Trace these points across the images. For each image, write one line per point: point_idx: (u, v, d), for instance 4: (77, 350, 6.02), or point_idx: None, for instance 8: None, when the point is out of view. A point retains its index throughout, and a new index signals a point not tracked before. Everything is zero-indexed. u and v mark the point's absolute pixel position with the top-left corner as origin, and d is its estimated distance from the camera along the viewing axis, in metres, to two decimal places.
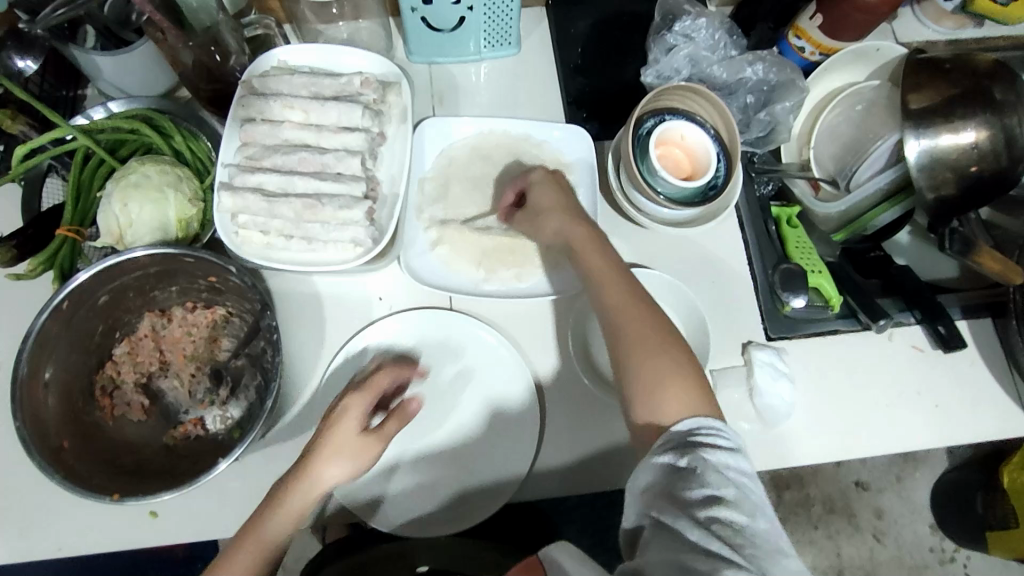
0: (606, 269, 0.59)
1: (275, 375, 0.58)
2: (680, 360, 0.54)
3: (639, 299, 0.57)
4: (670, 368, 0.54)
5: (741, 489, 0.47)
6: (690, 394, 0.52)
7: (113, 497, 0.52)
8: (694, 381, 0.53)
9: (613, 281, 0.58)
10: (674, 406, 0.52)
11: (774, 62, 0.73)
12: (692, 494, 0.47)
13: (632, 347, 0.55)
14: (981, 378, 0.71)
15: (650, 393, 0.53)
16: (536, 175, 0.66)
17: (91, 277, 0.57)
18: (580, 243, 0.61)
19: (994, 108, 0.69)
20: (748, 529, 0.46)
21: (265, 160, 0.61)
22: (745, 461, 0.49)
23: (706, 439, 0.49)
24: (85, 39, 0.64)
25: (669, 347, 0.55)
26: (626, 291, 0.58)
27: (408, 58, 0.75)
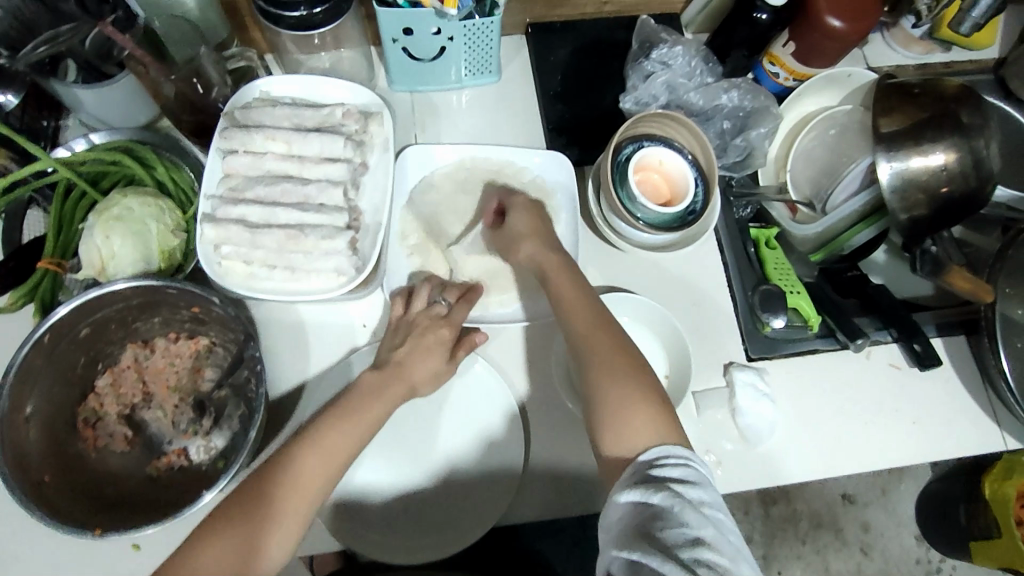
0: (576, 297, 0.61)
1: (259, 404, 0.58)
2: (644, 388, 0.56)
3: (605, 324, 0.59)
4: (632, 391, 0.56)
5: (718, 527, 0.47)
6: (656, 421, 0.54)
7: (94, 533, 0.52)
8: (660, 409, 0.55)
9: (581, 307, 0.60)
10: (638, 429, 0.54)
11: (749, 89, 0.75)
12: (671, 535, 0.46)
13: (601, 375, 0.57)
14: (957, 395, 0.73)
15: (616, 415, 0.55)
16: (519, 199, 0.68)
17: (72, 310, 0.56)
18: (553, 269, 0.63)
19: (962, 131, 0.72)
20: (732, 571, 0.45)
21: (248, 192, 0.61)
22: (714, 497, 0.49)
23: (673, 475, 0.50)
24: (66, 73, 0.64)
25: (636, 374, 0.57)
26: (593, 319, 0.60)
27: (390, 86, 0.76)
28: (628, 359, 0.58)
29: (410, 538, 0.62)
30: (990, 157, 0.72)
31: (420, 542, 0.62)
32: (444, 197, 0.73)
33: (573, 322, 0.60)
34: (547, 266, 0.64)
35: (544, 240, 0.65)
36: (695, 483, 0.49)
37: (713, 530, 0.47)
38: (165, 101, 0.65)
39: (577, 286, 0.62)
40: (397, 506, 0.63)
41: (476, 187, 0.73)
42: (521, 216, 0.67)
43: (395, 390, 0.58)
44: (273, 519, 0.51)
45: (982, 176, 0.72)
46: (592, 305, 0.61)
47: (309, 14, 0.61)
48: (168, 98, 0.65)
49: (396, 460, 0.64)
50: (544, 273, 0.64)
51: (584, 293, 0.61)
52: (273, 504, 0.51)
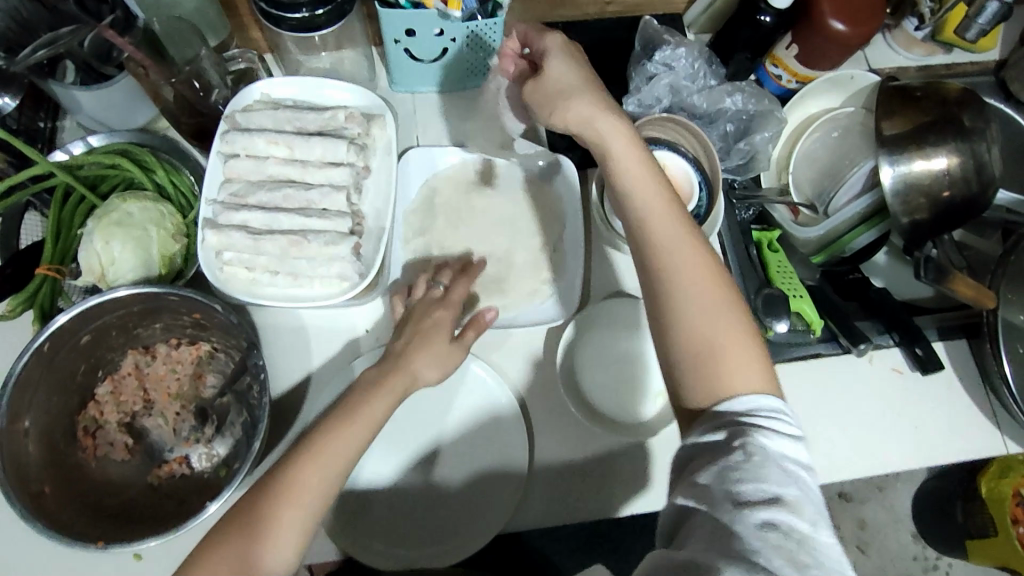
0: (659, 206, 0.54)
1: (263, 413, 0.57)
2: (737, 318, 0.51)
3: (693, 240, 0.53)
4: (727, 326, 0.50)
5: (802, 490, 0.44)
6: (745, 364, 0.49)
7: (97, 544, 0.52)
8: (751, 351, 0.50)
9: (664, 219, 0.53)
10: (738, 374, 0.48)
11: (753, 93, 0.75)
12: (747, 489, 0.43)
13: (686, 298, 0.51)
14: (957, 398, 0.73)
15: (711, 357, 0.49)
16: (551, 42, 0.58)
17: (72, 317, 0.56)
18: (627, 161, 0.55)
19: (964, 135, 0.72)
20: (808, 539, 0.42)
21: (250, 197, 0.60)
22: (803, 454, 0.45)
23: (762, 423, 0.46)
24: (65, 75, 0.64)
25: (724, 300, 0.51)
26: (677, 232, 0.53)
27: (391, 87, 0.75)
28: (717, 282, 0.51)
29: (415, 545, 0.62)
30: (992, 160, 0.72)
31: (424, 546, 0.62)
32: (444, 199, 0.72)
33: (651, 234, 0.53)
34: (619, 158, 0.55)
35: (608, 109, 0.55)
36: (782, 434, 0.45)
37: (795, 491, 0.43)
38: (164, 104, 0.64)
39: (657, 192, 0.54)
40: (407, 517, 0.63)
41: (479, 191, 0.73)
42: (565, 73, 0.56)
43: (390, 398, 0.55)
44: (267, 538, 0.48)
45: (984, 180, 0.72)
46: (678, 217, 0.53)
47: (311, 16, 0.60)
48: (167, 100, 0.64)
49: (400, 465, 0.64)
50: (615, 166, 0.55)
51: (664, 200, 0.54)
52: (268, 522, 0.49)
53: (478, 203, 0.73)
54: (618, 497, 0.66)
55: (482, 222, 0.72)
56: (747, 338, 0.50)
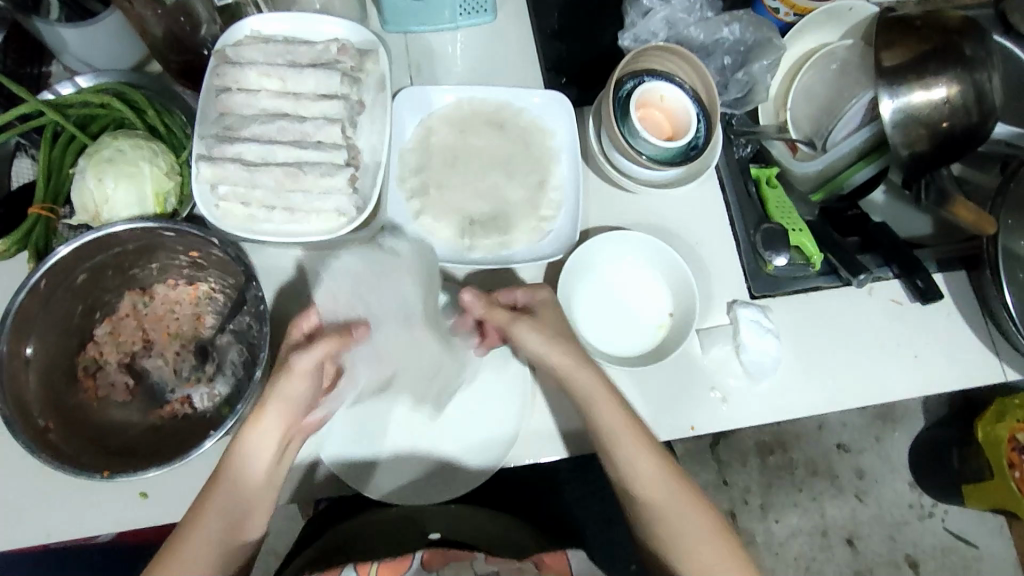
0: (642, 459, 0.58)
1: (263, 345, 0.57)
2: (703, 512, 0.58)
3: (671, 470, 0.58)
4: (697, 527, 0.57)
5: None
6: (719, 548, 0.57)
7: (103, 475, 0.52)
8: (718, 540, 0.57)
9: (658, 480, 0.58)
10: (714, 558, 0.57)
11: (751, 22, 0.74)
12: None
13: (661, 511, 0.57)
14: (957, 328, 0.73)
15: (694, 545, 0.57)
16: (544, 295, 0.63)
17: (71, 252, 0.55)
18: (603, 405, 0.58)
19: (965, 63, 0.71)
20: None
21: (243, 130, 0.60)
22: None
23: None
24: (48, 12, 0.62)
25: (697, 512, 0.58)
26: (657, 477, 0.58)
27: (383, 27, 0.74)
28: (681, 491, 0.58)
29: (419, 484, 0.62)
30: (993, 90, 0.71)
31: (424, 483, 0.62)
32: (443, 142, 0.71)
33: (632, 467, 0.58)
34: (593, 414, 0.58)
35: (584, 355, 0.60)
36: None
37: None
38: (152, 40, 0.63)
39: (630, 432, 0.58)
40: (407, 463, 0.62)
41: (477, 132, 0.71)
42: (550, 320, 0.61)
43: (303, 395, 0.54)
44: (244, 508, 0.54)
45: (985, 110, 0.71)
46: (656, 459, 0.58)
47: None
48: (155, 36, 0.63)
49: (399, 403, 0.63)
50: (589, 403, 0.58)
51: (629, 425, 0.58)
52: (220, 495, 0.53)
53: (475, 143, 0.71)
54: None
55: (480, 161, 0.71)
56: (712, 524, 0.58)
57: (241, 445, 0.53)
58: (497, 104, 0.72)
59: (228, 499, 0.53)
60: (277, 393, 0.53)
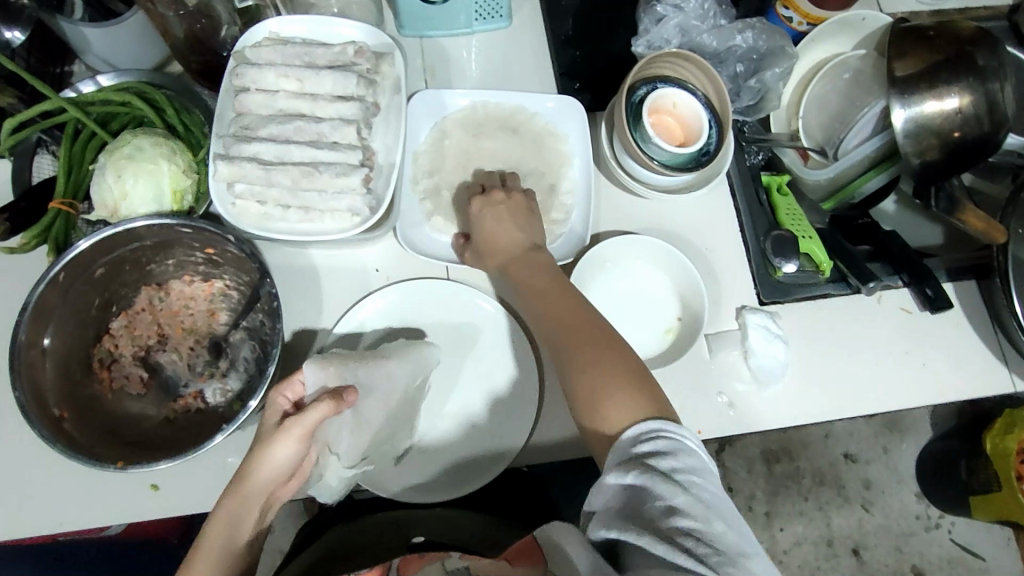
0: (547, 292, 0.60)
1: (276, 342, 0.58)
2: (615, 355, 0.55)
3: (577, 311, 0.59)
4: (612, 368, 0.54)
5: (695, 492, 0.46)
6: (626, 381, 0.53)
7: (116, 465, 0.52)
8: (625, 372, 0.54)
9: (562, 311, 0.59)
10: (627, 405, 0.52)
11: (763, 30, 0.74)
12: (652, 508, 0.46)
13: (571, 347, 0.56)
14: (966, 338, 0.73)
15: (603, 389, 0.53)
16: (473, 205, 0.66)
17: (90, 245, 0.56)
18: (515, 262, 0.63)
19: (977, 73, 0.71)
20: (711, 534, 0.44)
21: (261, 130, 0.61)
22: (694, 462, 0.48)
23: (648, 446, 0.48)
24: (73, 11, 0.64)
25: (607, 350, 0.56)
26: (564, 311, 0.59)
27: (399, 31, 0.75)
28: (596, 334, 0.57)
29: (427, 487, 0.62)
30: (1005, 100, 0.71)
31: (430, 486, 0.62)
32: (455, 145, 0.72)
33: (539, 305, 0.60)
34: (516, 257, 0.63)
35: (502, 223, 0.64)
36: (665, 444, 0.48)
37: (691, 498, 0.46)
38: (173, 40, 0.64)
39: (538, 272, 0.62)
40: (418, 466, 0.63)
41: (490, 136, 0.72)
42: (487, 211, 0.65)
43: (295, 446, 0.51)
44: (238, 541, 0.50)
45: (997, 120, 0.71)
46: (564, 299, 0.60)
47: None
48: (177, 37, 0.64)
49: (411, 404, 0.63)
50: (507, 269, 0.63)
51: (530, 266, 0.62)
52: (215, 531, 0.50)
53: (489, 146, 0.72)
54: None
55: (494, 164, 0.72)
56: (624, 364, 0.55)
57: (233, 499, 0.50)
58: (513, 110, 0.73)
59: (222, 532, 0.49)
60: (268, 447, 0.51)
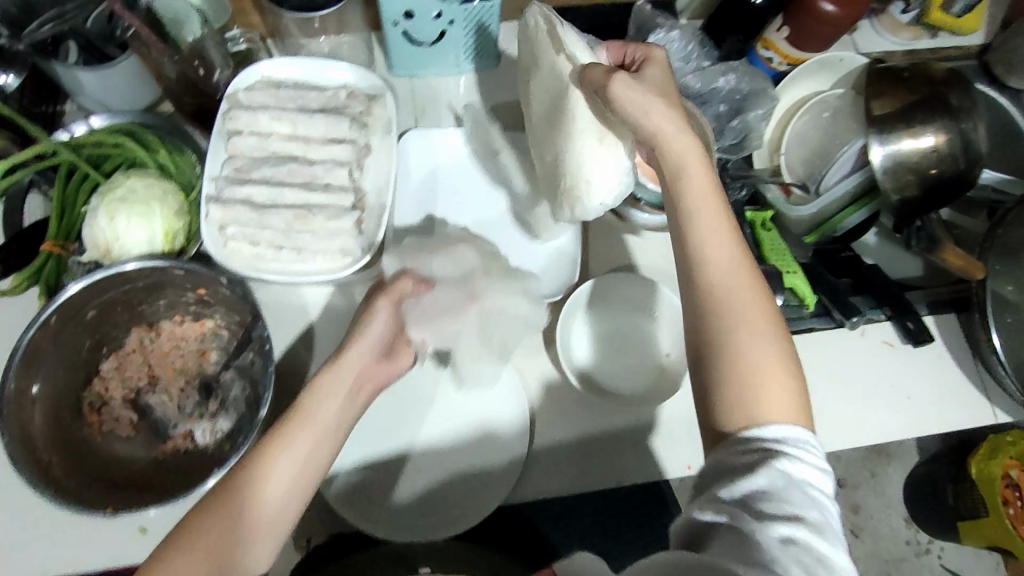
0: (717, 217, 0.50)
1: (266, 385, 0.58)
2: (780, 342, 0.48)
3: (747, 262, 0.50)
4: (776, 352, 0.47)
5: (823, 511, 0.42)
6: (781, 380, 0.46)
7: (106, 512, 0.52)
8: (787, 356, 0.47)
9: (733, 261, 0.49)
10: (788, 405, 0.46)
11: (745, 73, 0.77)
12: (769, 508, 0.42)
13: (727, 305, 0.48)
14: (949, 371, 0.75)
15: (770, 378, 0.46)
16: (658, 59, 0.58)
17: (80, 290, 0.56)
18: (691, 160, 0.51)
19: (951, 113, 0.73)
20: (828, 558, 0.41)
21: (253, 173, 0.61)
22: (831, 483, 0.44)
23: (795, 450, 0.44)
24: (67, 55, 0.64)
25: (774, 335, 0.48)
26: (736, 255, 0.50)
27: (390, 71, 0.76)
28: (761, 302, 0.48)
29: (429, 522, 0.63)
30: (978, 139, 0.74)
31: (429, 516, 0.63)
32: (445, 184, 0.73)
33: (709, 233, 0.50)
34: (691, 177, 0.51)
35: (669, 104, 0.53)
36: (804, 452, 0.44)
37: (818, 513, 0.42)
38: (166, 83, 0.65)
39: (715, 196, 0.51)
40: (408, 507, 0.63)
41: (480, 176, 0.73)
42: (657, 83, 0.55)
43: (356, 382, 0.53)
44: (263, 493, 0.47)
45: (971, 158, 0.73)
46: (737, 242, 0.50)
47: None
48: (170, 81, 0.65)
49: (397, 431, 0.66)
50: (674, 168, 0.52)
51: (708, 180, 0.51)
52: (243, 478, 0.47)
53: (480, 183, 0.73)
54: (625, 466, 0.67)
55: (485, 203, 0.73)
56: (783, 355, 0.47)
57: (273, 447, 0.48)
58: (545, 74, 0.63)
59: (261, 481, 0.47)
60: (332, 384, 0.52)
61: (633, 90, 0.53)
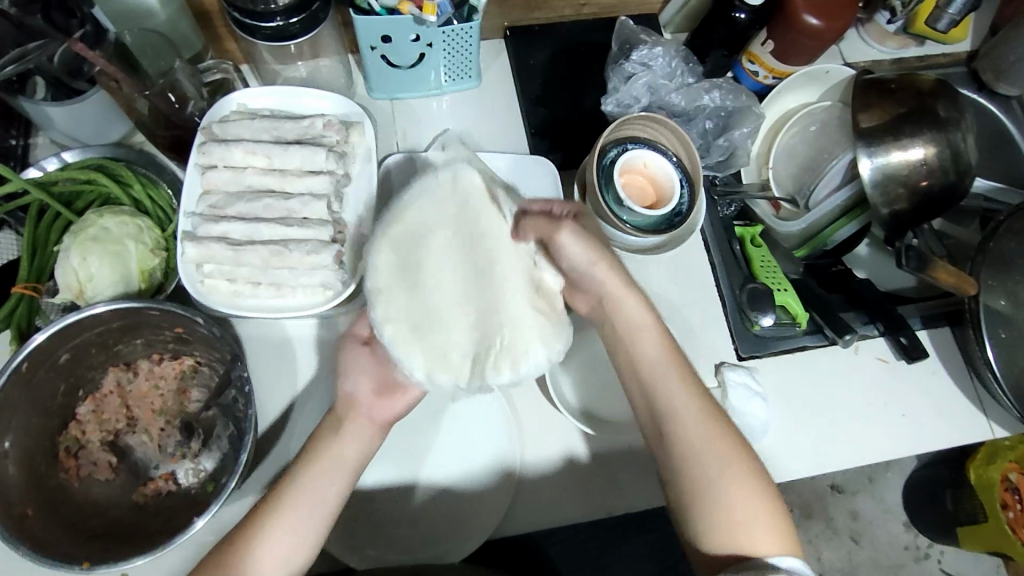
0: (670, 370, 0.56)
1: (249, 425, 0.56)
2: (754, 477, 0.53)
3: (710, 409, 0.55)
4: (752, 492, 0.53)
5: None
6: (758, 507, 0.53)
7: (83, 565, 0.50)
8: (762, 491, 0.53)
9: (695, 414, 0.54)
10: (768, 536, 0.52)
11: (730, 89, 0.76)
12: None
13: (696, 451, 0.53)
14: (941, 386, 0.74)
15: (749, 515, 0.52)
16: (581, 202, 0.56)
17: (51, 336, 0.54)
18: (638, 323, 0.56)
19: (940, 125, 0.72)
20: None
21: (229, 209, 0.60)
22: None
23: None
24: (35, 91, 0.62)
25: (749, 472, 0.54)
26: (697, 406, 0.55)
27: (369, 94, 0.75)
28: (726, 439, 0.54)
29: (410, 551, 0.62)
30: (968, 150, 0.73)
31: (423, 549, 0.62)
32: (370, 276, 0.49)
33: (667, 389, 0.55)
34: (643, 337, 0.56)
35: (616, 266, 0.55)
36: None
37: None
38: (139, 117, 0.64)
39: (665, 351, 0.56)
40: (401, 538, 0.62)
41: (416, 262, 0.48)
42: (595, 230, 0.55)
43: (352, 431, 0.55)
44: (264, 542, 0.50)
45: (961, 170, 0.72)
46: (695, 390, 0.56)
47: (286, 25, 0.59)
48: (142, 113, 0.64)
49: (391, 458, 0.63)
50: (626, 331, 0.56)
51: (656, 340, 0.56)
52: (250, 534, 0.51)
53: (420, 270, 0.48)
54: (615, 495, 0.66)
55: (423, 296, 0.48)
56: (761, 490, 0.53)
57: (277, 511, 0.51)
58: (455, 234, 0.48)
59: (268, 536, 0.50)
60: (325, 455, 0.54)
61: (581, 241, 0.52)
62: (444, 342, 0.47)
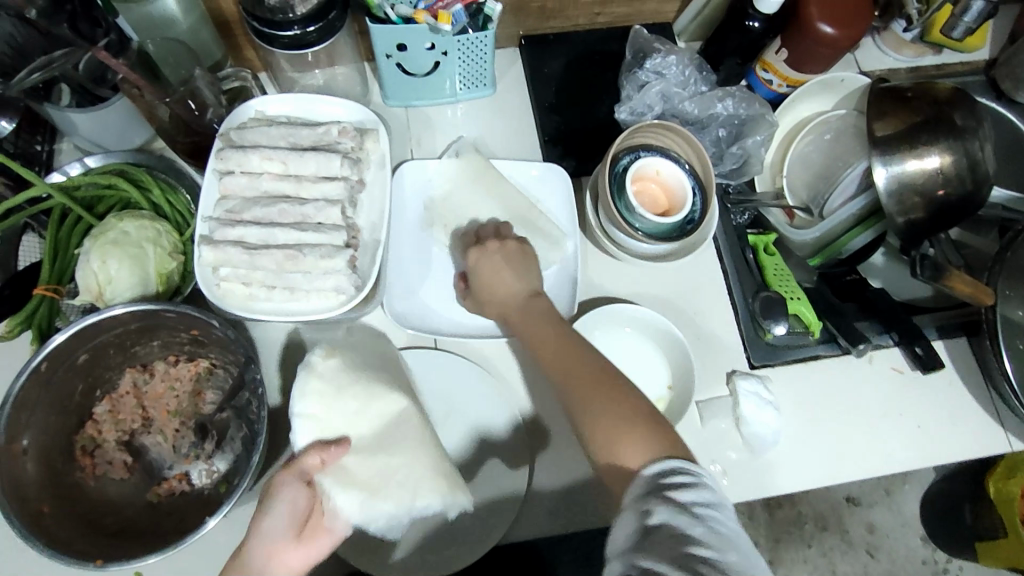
0: (544, 332, 0.60)
1: (261, 424, 0.56)
2: (627, 400, 0.54)
3: (582, 356, 0.57)
4: (623, 413, 0.53)
5: (711, 525, 0.45)
6: (632, 422, 0.52)
7: (97, 562, 0.51)
8: (635, 412, 0.53)
9: (565, 359, 0.57)
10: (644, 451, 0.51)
11: (743, 97, 0.76)
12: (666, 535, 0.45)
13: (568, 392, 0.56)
14: (958, 398, 0.73)
15: (622, 435, 0.52)
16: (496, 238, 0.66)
17: (69, 337, 0.56)
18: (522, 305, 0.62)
19: (957, 134, 0.71)
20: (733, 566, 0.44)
21: (246, 213, 0.61)
22: (712, 495, 0.47)
23: (674, 483, 0.47)
24: (60, 98, 0.64)
25: (619, 399, 0.54)
26: (566, 354, 0.58)
27: (384, 102, 0.76)
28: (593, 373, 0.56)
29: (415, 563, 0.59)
30: (985, 159, 0.72)
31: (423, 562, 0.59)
32: (299, 406, 0.55)
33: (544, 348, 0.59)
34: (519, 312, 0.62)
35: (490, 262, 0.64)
36: (675, 481, 0.47)
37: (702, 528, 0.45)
38: (160, 124, 0.65)
39: (538, 319, 0.61)
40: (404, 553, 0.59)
41: (351, 392, 0.56)
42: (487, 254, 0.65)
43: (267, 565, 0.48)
44: None
45: (978, 178, 0.71)
46: (562, 339, 0.59)
47: (303, 34, 0.60)
48: (163, 120, 0.65)
49: None
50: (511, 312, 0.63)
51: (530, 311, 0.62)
52: None
53: (360, 400, 0.55)
54: None
55: (356, 428, 0.55)
56: (631, 408, 0.53)
57: None
58: (390, 379, 0.60)
59: None
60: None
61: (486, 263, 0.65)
62: (382, 470, 0.53)
